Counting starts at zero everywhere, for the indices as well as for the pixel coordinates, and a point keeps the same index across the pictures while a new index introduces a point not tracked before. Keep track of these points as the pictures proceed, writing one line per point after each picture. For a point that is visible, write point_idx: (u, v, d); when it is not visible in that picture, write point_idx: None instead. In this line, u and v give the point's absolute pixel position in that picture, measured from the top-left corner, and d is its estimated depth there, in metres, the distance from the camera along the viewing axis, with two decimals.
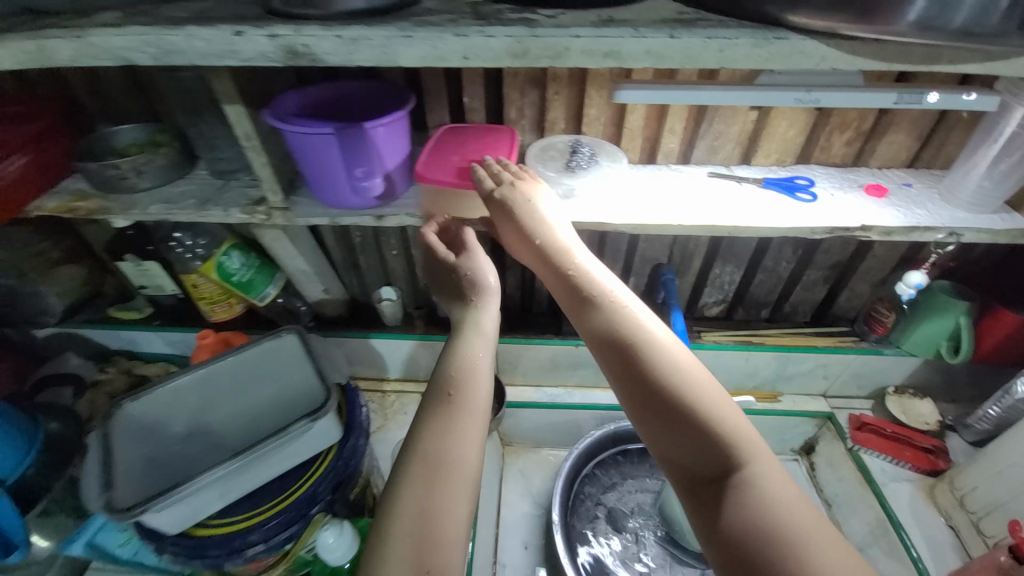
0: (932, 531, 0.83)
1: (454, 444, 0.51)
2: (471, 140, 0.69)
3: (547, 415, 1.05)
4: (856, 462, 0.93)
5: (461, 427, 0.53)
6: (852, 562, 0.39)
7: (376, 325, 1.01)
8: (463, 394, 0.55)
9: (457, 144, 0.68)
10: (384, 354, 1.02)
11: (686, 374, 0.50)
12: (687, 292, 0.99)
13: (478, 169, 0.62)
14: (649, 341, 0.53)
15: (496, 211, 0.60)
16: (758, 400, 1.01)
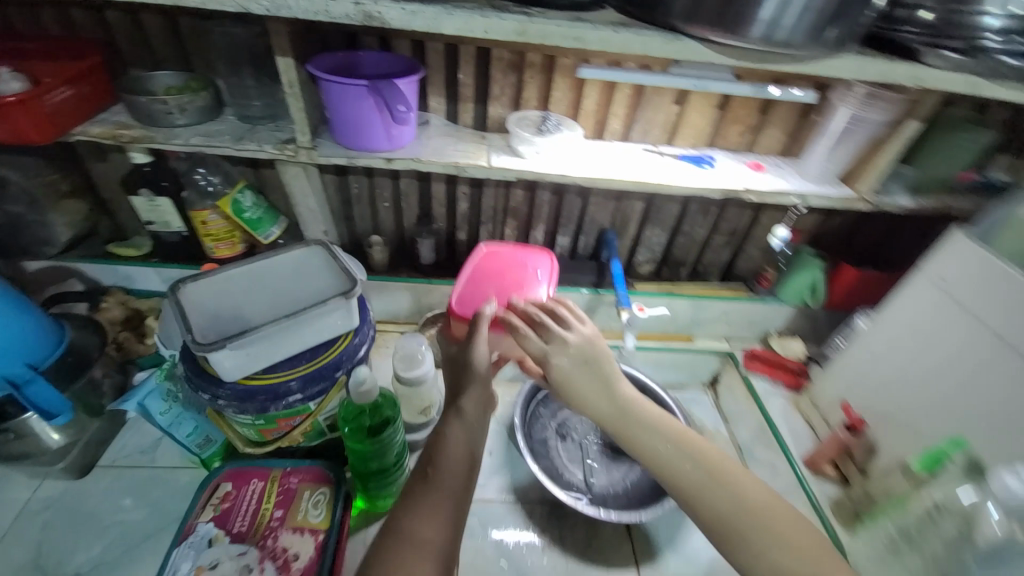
0: (796, 428, 1.09)
1: (434, 528, 0.54)
2: (510, 270, 0.93)
3: None
4: (746, 383, 1.20)
5: (441, 503, 0.57)
6: None
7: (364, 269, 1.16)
8: (455, 483, 0.59)
9: (505, 274, 0.93)
10: (370, 295, 1.17)
11: (750, 497, 0.60)
12: (625, 252, 1.23)
13: (512, 318, 0.71)
14: (719, 471, 0.62)
15: (559, 366, 0.67)
16: (676, 341, 1.28)
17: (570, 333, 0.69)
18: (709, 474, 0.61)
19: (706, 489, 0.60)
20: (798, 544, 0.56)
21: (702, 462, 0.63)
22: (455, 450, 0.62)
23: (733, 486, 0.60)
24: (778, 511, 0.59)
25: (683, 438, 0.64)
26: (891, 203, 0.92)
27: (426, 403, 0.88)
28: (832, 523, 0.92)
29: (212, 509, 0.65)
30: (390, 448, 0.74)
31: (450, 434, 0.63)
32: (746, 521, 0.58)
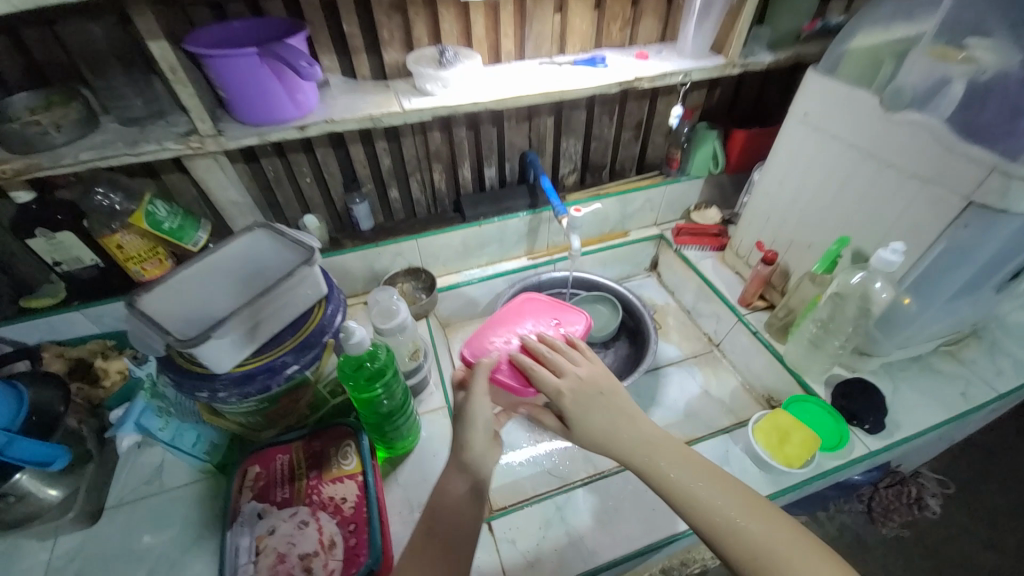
0: (727, 278, 1.27)
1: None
2: (530, 316, 1.01)
3: (471, 291, 1.31)
4: (682, 257, 1.35)
5: (440, 554, 0.60)
6: None
7: None
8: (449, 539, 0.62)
9: (524, 317, 1.01)
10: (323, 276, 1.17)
11: (777, 527, 0.56)
12: (549, 169, 1.31)
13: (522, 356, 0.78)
14: (748, 501, 0.59)
15: (569, 400, 0.71)
16: (614, 238, 1.40)
17: (577, 369, 0.75)
18: (729, 504, 0.59)
19: (729, 516, 0.58)
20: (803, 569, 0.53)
21: (726, 489, 0.60)
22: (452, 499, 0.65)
23: (757, 514, 0.57)
24: (796, 550, 0.55)
25: (692, 466, 0.63)
26: (756, 61, 1.07)
27: (416, 347, 0.95)
28: (770, 343, 1.11)
29: (250, 489, 0.69)
30: (391, 387, 0.78)
31: (450, 480, 0.67)
32: (749, 555, 0.55)
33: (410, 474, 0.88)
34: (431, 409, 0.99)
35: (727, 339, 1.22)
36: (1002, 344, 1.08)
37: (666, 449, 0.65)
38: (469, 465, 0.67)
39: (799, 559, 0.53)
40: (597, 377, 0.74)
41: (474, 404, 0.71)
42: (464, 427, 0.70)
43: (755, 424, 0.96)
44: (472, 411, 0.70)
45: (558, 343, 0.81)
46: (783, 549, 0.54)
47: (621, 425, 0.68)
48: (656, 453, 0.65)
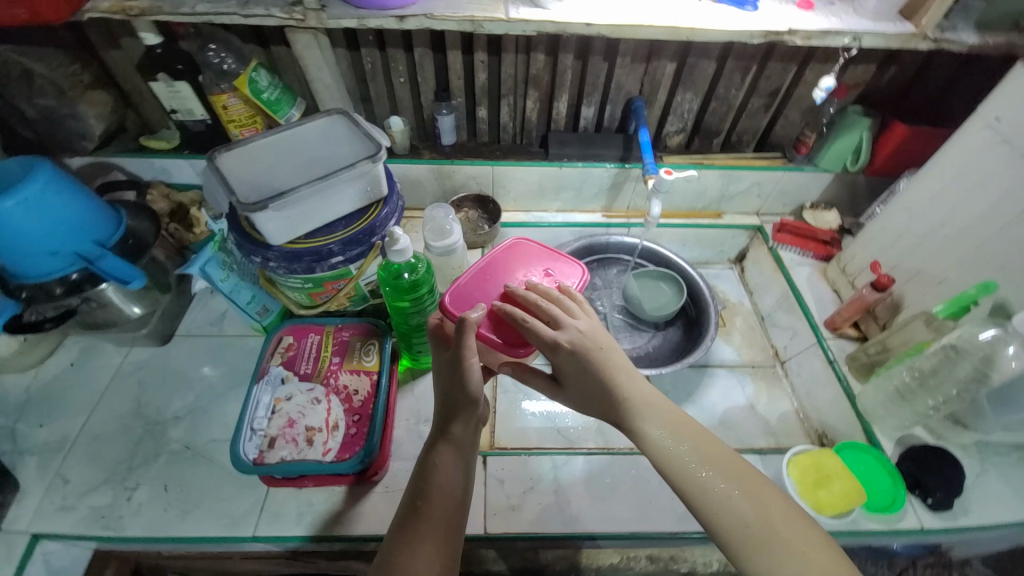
0: (821, 294, 1.11)
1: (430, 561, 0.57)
2: (522, 261, 0.89)
3: (535, 234, 1.26)
4: (774, 256, 1.19)
5: (443, 522, 0.61)
6: None
7: (386, 153, 1.15)
8: (449, 510, 0.62)
9: (511, 263, 0.88)
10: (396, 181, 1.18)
11: (761, 498, 0.60)
12: (653, 122, 1.17)
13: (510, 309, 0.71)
14: (730, 464, 0.63)
15: (566, 355, 0.67)
16: (704, 217, 1.26)
17: (575, 322, 0.70)
18: (717, 466, 0.62)
19: (718, 483, 0.61)
20: (789, 532, 0.57)
21: (710, 451, 0.63)
22: (446, 474, 0.64)
23: (742, 478, 0.62)
24: (779, 512, 0.59)
25: (679, 429, 0.65)
26: (954, 39, 0.86)
27: (460, 273, 0.95)
28: (846, 379, 0.97)
29: (279, 356, 0.75)
30: (424, 303, 0.79)
31: (438, 456, 0.65)
32: (741, 520, 0.59)
33: (424, 389, 0.91)
34: None
35: (796, 359, 1.08)
36: None
37: (657, 414, 0.66)
38: (457, 442, 0.66)
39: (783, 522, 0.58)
40: (590, 335, 0.69)
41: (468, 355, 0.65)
42: (455, 389, 0.66)
43: (792, 456, 0.86)
44: (465, 371, 0.65)
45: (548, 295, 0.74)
46: (768, 514, 0.59)
47: (616, 388, 0.66)
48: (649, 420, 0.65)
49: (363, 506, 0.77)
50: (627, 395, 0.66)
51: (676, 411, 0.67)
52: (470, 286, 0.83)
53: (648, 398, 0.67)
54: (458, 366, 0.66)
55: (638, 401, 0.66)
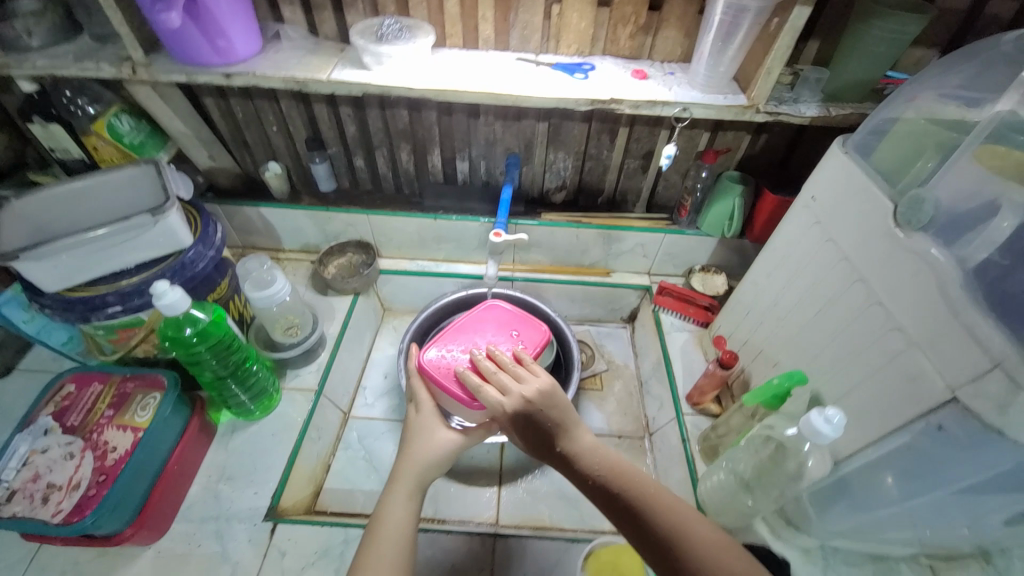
0: (692, 363, 1.05)
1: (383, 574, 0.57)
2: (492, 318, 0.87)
3: (418, 282, 1.24)
4: (655, 319, 1.15)
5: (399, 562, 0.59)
6: None
7: (267, 197, 1.16)
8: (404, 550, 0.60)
9: (491, 324, 0.86)
10: (275, 224, 1.18)
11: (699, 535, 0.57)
12: (533, 179, 1.16)
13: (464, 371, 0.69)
14: (666, 501, 0.60)
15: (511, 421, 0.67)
16: (591, 274, 1.23)
17: (521, 385, 0.66)
18: (652, 505, 0.59)
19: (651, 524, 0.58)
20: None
21: (644, 493, 0.61)
22: (398, 517, 0.62)
23: (683, 521, 0.58)
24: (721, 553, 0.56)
25: (646, 492, 0.61)
26: (792, 111, 0.82)
27: (289, 320, 0.99)
28: (694, 460, 0.90)
29: (53, 404, 0.74)
30: (221, 354, 0.78)
31: (390, 502, 0.64)
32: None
33: (242, 442, 0.88)
34: (299, 387, 0.97)
35: (660, 432, 1.02)
36: None
37: (594, 460, 0.63)
38: (409, 489, 0.66)
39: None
40: (535, 394, 0.66)
41: (425, 426, 0.73)
42: (412, 437, 0.72)
43: (593, 548, 0.77)
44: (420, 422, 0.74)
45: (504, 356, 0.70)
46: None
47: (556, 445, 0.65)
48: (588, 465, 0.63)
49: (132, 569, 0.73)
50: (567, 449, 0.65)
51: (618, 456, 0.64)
52: (442, 344, 0.80)
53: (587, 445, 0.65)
54: (421, 433, 0.72)
55: (579, 455, 0.64)
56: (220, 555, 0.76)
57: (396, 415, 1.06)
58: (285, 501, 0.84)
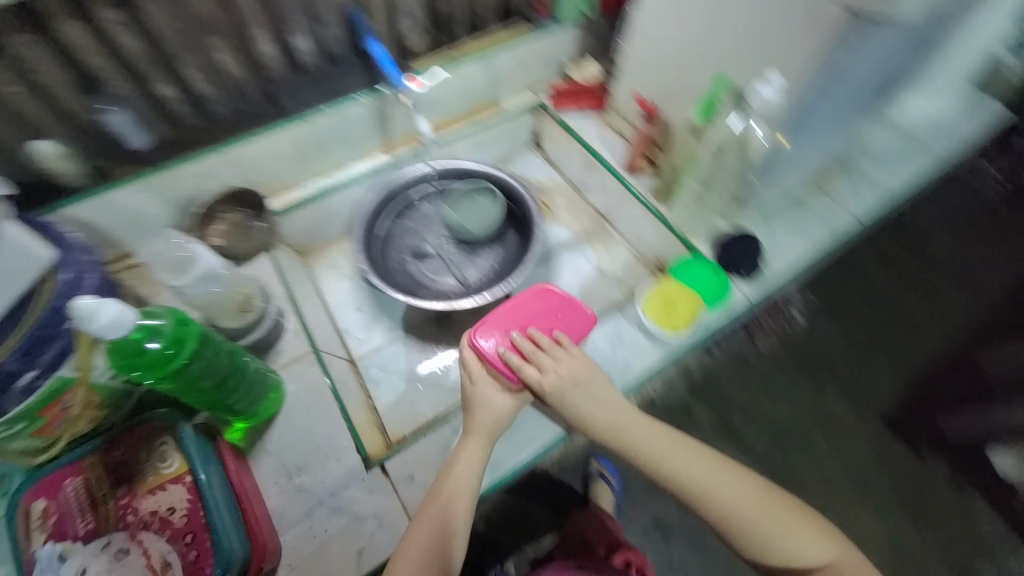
0: (611, 141, 1.14)
1: (431, 537, 0.65)
2: (543, 303, 0.77)
3: (325, 207, 1.06)
4: (561, 124, 1.19)
5: (460, 505, 0.68)
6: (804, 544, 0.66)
7: (64, 191, 0.83)
8: (467, 491, 0.68)
9: (543, 311, 0.77)
10: (101, 222, 0.87)
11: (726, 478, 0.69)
12: (386, 30, 0.99)
13: (512, 357, 0.71)
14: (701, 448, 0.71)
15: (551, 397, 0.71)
16: (484, 114, 1.19)
17: (561, 369, 0.71)
18: (688, 449, 0.71)
19: (689, 464, 0.69)
20: (830, 552, 0.67)
21: (679, 445, 0.71)
22: (467, 465, 0.70)
23: (713, 462, 0.70)
24: (743, 495, 0.68)
25: (680, 445, 0.71)
26: None
27: (243, 296, 0.79)
28: (657, 207, 1.03)
29: (42, 527, 0.63)
30: (206, 357, 0.65)
31: (462, 449, 0.71)
32: (766, 558, 0.67)
33: (280, 436, 0.77)
34: (294, 358, 0.84)
35: (616, 211, 1.15)
36: (862, 169, 1.11)
37: (633, 422, 0.71)
38: (481, 443, 0.71)
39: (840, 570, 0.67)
40: (574, 379, 0.71)
41: (480, 392, 0.72)
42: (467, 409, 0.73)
43: (643, 300, 0.96)
44: (474, 395, 0.73)
45: (550, 349, 0.72)
46: (808, 550, 0.66)
47: (590, 416, 0.72)
48: (625, 425, 0.71)
49: None
50: (602, 420, 0.72)
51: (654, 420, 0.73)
52: (486, 320, 0.75)
53: (626, 413, 0.72)
54: (479, 401, 0.72)
55: (614, 423, 0.71)
56: (351, 522, 0.71)
57: (397, 331, 1.02)
58: (371, 449, 0.80)
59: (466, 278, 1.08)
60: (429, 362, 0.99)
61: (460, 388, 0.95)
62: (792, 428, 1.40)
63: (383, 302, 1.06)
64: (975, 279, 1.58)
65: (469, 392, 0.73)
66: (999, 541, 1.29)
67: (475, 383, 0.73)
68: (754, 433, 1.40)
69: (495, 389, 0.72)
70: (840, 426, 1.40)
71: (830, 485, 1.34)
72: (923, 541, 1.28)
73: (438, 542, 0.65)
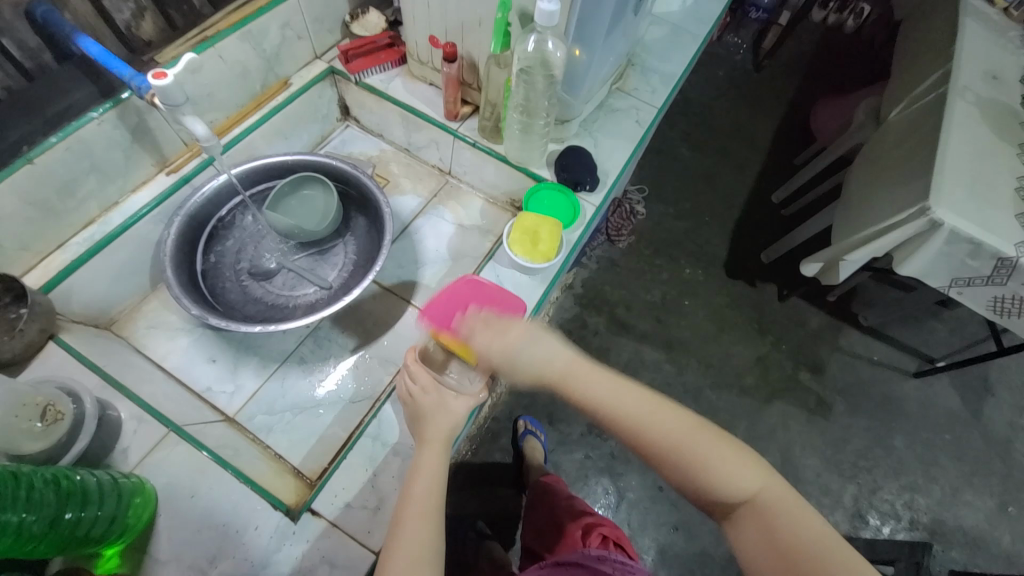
0: (423, 93, 1.09)
1: (412, 544, 0.55)
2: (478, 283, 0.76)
3: (112, 260, 0.85)
4: (364, 88, 1.09)
5: (426, 525, 0.58)
6: (771, 485, 0.54)
7: None
8: (432, 500, 0.60)
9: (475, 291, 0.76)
10: None
11: (674, 421, 0.57)
12: (96, 22, 0.77)
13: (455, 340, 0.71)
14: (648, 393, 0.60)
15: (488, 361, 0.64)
16: (273, 97, 1.03)
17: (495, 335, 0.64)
18: (633, 392, 0.59)
19: (632, 409, 0.58)
20: (756, 483, 0.54)
21: (620, 389, 0.59)
22: (429, 476, 0.62)
23: (660, 407, 0.58)
24: (695, 438, 0.56)
25: (623, 389, 0.59)
26: None
27: (40, 403, 0.62)
28: (490, 147, 1.04)
29: None
30: (21, 496, 0.52)
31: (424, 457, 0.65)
32: (701, 500, 0.56)
33: (174, 538, 0.64)
34: (150, 448, 0.69)
35: (454, 163, 1.12)
36: (648, 63, 1.23)
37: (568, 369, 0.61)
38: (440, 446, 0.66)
39: (770, 503, 0.53)
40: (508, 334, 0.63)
41: (429, 397, 0.70)
42: (416, 417, 0.70)
43: (508, 239, 0.95)
44: (420, 401, 0.70)
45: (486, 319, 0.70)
46: (740, 475, 0.54)
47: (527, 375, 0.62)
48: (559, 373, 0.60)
49: None
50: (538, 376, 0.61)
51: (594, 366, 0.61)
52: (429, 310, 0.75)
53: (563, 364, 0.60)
54: (430, 404, 0.69)
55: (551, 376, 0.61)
56: None
57: (270, 366, 0.90)
58: (290, 497, 0.71)
59: (328, 281, 0.97)
60: (319, 381, 0.90)
61: (364, 394, 0.89)
62: (667, 303, 1.61)
63: (240, 341, 0.91)
64: (752, 134, 1.93)
65: (413, 395, 0.71)
66: (830, 327, 1.62)
67: (415, 387, 0.71)
68: (641, 320, 1.58)
69: (437, 388, 0.71)
70: (699, 285, 1.65)
71: (709, 334, 1.57)
72: (784, 348, 1.57)
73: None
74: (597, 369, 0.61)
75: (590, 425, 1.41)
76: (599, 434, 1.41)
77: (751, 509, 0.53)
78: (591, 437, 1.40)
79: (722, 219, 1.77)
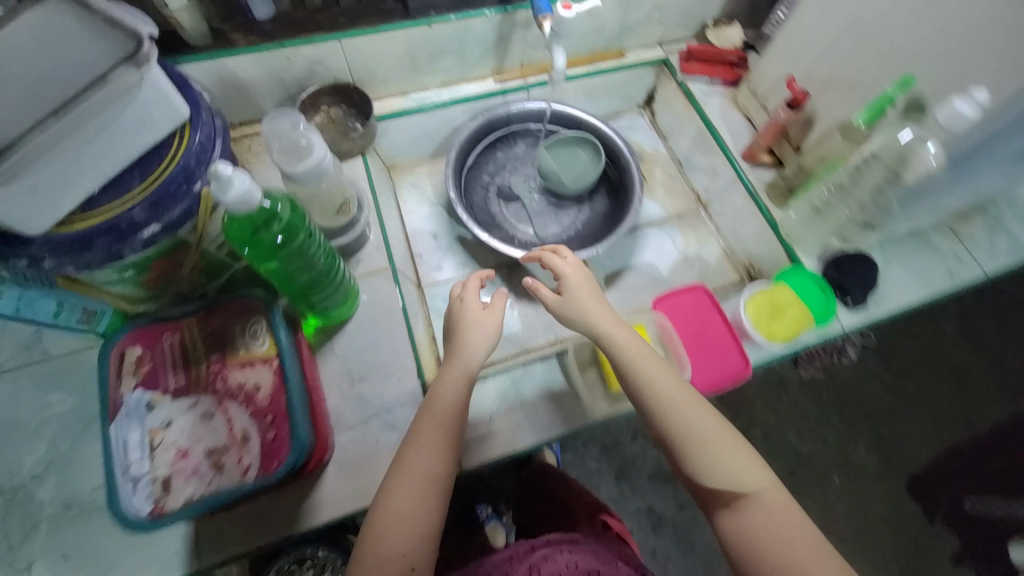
0: (733, 122, 1.04)
1: (428, 449, 0.60)
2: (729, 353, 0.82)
3: (424, 122, 1.03)
4: (683, 91, 1.09)
5: (443, 442, 0.62)
6: (779, 497, 0.58)
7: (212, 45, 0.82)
8: (453, 422, 0.63)
9: (714, 350, 0.82)
10: (231, 88, 0.86)
11: (701, 414, 0.61)
12: None
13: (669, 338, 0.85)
14: (684, 387, 0.63)
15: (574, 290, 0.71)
16: (605, 60, 1.10)
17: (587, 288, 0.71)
18: (671, 380, 0.64)
19: (667, 395, 0.62)
20: (760, 480, 0.58)
21: (654, 378, 0.64)
22: (446, 396, 0.63)
23: (689, 402, 0.62)
24: (716, 436, 0.60)
25: (658, 374, 0.64)
26: None
27: (343, 198, 0.77)
28: (767, 207, 0.96)
29: (134, 373, 0.66)
30: (317, 259, 0.65)
31: (446, 379, 0.65)
32: (710, 486, 0.59)
33: (347, 344, 0.77)
34: (372, 271, 0.84)
35: (718, 199, 1.07)
36: (1008, 221, 0.98)
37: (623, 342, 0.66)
38: (465, 365, 0.66)
39: (768, 506, 0.57)
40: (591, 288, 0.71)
41: (462, 328, 0.68)
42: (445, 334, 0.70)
43: (750, 294, 0.86)
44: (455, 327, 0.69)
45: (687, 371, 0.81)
46: (750, 468, 0.59)
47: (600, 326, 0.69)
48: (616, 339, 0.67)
49: (323, 491, 0.68)
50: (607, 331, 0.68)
51: (640, 351, 0.66)
52: (694, 301, 0.86)
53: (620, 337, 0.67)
54: (460, 331, 0.68)
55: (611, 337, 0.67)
56: None
57: (467, 269, 1.00)
58: (431, 375, 0.80)
59: (545, 233, 1.04)
60: None
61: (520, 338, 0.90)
62: (816, 460, 1.34)
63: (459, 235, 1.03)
64: None
65: (450, 313, 0.71)
66: None
67: (455, 309, 0.70)
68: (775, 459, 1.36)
69: (473, 329, 0.68)
70: (866, 476, 1.34)
71: (841, 531, 1.29)
72: None
73: (424, 475, 0.59)
74: (644, 353, 0.66)
75: (651, 510, 1.30)
76: (657, 524, 1.29)
77: (750, 504, 0.58)
78: (648, 521, 1.29)
79: (943, 423, 1.36)
